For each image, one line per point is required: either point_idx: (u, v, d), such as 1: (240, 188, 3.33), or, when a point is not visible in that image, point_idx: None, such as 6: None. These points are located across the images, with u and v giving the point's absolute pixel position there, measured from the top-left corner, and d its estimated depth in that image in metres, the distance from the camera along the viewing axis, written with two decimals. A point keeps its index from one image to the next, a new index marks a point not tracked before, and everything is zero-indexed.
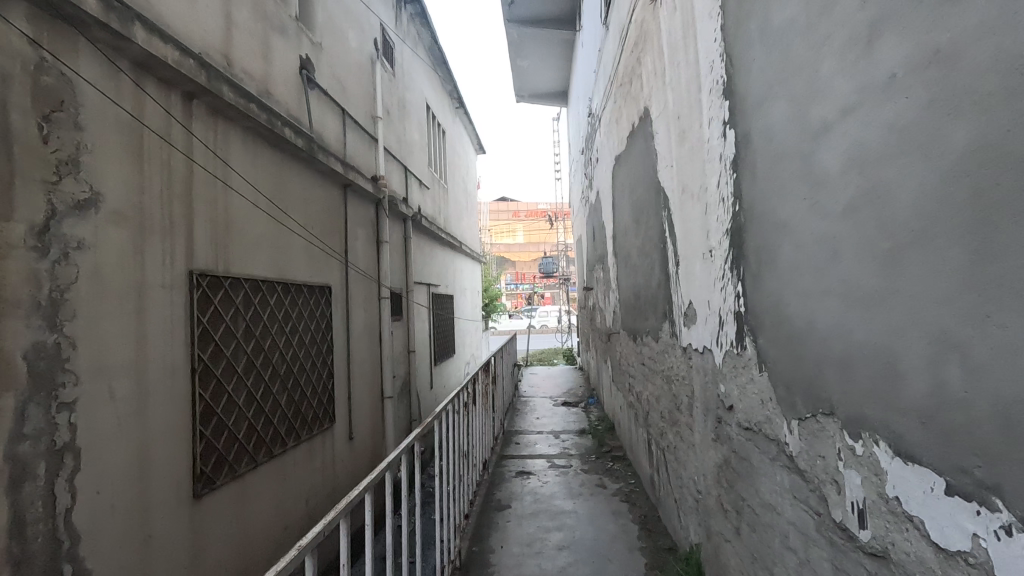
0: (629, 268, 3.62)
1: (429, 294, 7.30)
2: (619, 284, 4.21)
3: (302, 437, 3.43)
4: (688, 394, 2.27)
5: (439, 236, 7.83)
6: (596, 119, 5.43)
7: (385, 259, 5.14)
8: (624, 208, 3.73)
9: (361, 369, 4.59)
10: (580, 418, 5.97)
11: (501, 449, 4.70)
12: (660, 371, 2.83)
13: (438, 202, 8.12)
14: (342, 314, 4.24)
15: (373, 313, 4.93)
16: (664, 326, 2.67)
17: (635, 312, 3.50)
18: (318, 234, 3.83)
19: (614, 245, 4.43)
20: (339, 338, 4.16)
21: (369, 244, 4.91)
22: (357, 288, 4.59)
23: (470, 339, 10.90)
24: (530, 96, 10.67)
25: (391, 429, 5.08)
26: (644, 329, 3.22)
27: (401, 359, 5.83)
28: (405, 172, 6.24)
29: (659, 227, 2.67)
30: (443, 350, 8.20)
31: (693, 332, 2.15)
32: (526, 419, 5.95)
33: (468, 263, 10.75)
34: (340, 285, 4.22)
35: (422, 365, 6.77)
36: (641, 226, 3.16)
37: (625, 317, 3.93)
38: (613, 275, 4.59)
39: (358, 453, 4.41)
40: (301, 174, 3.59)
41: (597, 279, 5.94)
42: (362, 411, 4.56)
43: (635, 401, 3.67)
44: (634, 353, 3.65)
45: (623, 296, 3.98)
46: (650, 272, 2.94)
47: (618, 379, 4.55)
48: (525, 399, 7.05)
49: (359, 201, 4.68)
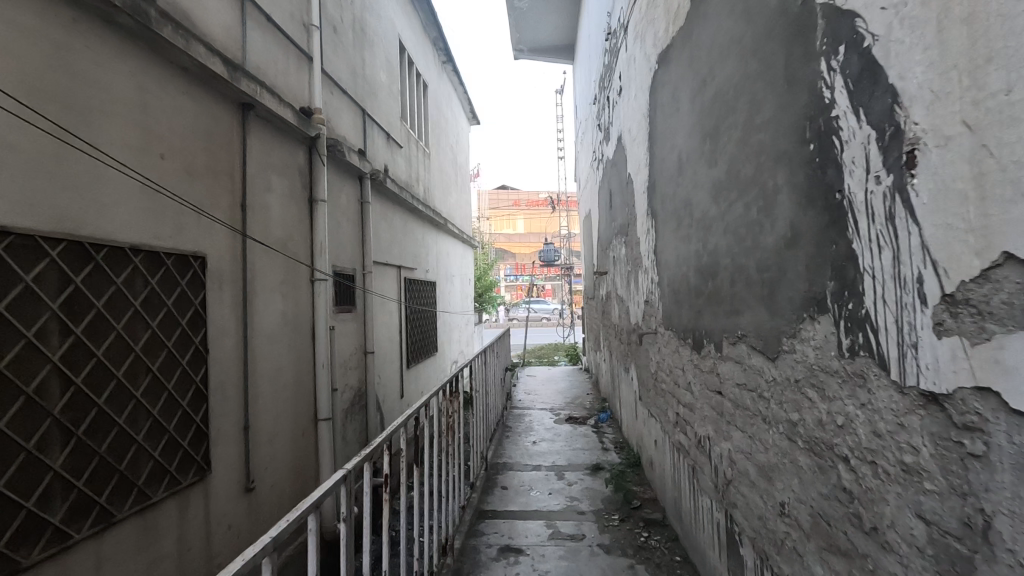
0: (690, 229, 2.15)
1: (398, 280, 5.82)
2: (661, 262, 2.75)
3: (122, 517, 1.97)
4: (956, 531, 0.81)
5: (414, 209, 6.34)
6: (618, 35, 3.95)
7: (319, 227, 3.67)
8: (680, 128, 2.25)
9: (274, 383, 3.14)
10: (591, 443, 4.51)
11: (478, 501, 3.24)
12: (784, 421, 1.38)
13: (413, 166, 6.62)
14: (235, 302, 2.78)
15: (299, 301, 3.48)
16: (813, 331, 1.21)
17: (702, 304, 2.05)
18: (178, 170, 2.37)
19: (651, 202, 2.96)
20: (227, 339, 2.71)
21: (293, 204, 3.44)
22: (269, 264, 3.13)
23: (457, 334, 9.42)
24: (529, 50, 9.13)
25: (328, 465, 3.63)
26: (729, 336, 1.76)
27: (353, 364, 4.38)
28: (361, 116, 4.75)
29: (802, 111, 1.21)
30: (420, 348, 6.72)
31: (1013, 358, 0.69)
32: (518, 446, 4.48)
33: (455, 246, 9.27)
34: (232, 258, 2.76)
35: (387, 368, 5.32)
36: (727, 139, 1.69)
37: (675, 312, 2.46)
38: (648, 249, 3.09)
39: (265, 510, 2.97)
40: (136, 65, 2.13)
41: (616, 260, 4.45)
42: (274, 446, 3.12)
43: (695, 448, 2.23)
44: (696, 369, 2.18)
45: (671, 279, 2.51)
46: (756, 222, 1.48)
47: (654, 401, 3.10)
48: (518, 414, 5.58)
49: (273, 138, 3.21)
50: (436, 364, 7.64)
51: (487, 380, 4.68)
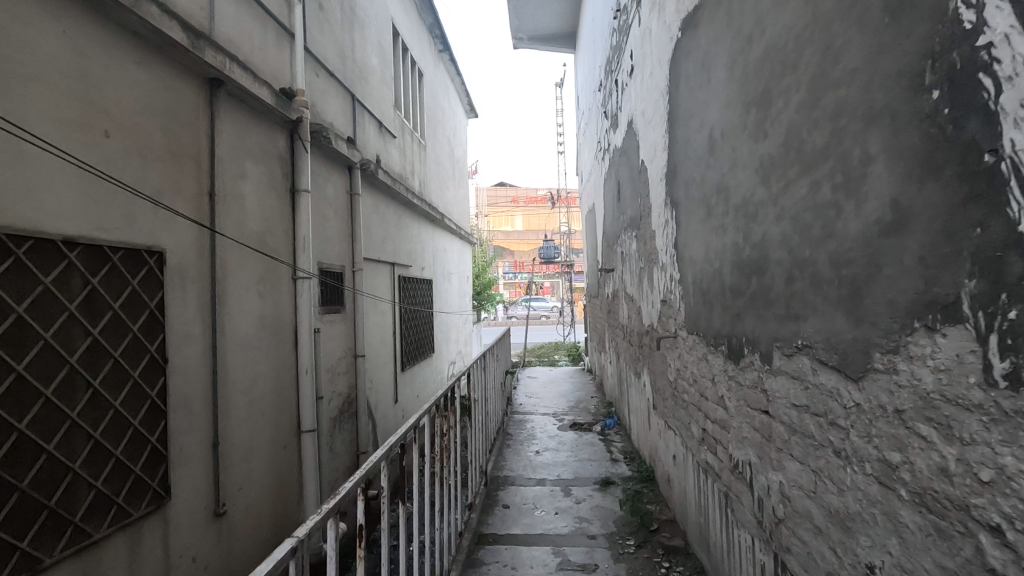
0: (726, 218, 1.84)
1: (391, 278, 5.49)
2: (683, 257, 2.44)
3: (52, 562, 1.66)
4: None
5: (409, 203, 6.02)
6: (628, 11, 3.62)
7: (302, 220, 3.34)
8: (712, 101, 1.93)
9: (249, 393, 2.83)
10: (598, 452, 4.20)
11: (477, 523, 2.93)
12: (873, 460, 1.07)
13: (408, 159, 6.30)
14: (203, 304, 2.46)
15: (279, 302, 3.16)
16: (932, 346, 0.89)
17: (741, 306, 1.73)
18: (130, 152, 2.05)
19: (670, 190, 2.64)
20: (193, 345, 2.39)
21: (271, 194, 3.12)
22: (244, 261, 2.82)
23: (454, 334, 9.09)
24: (529, 39, 8.80)
25: (312, 481, 3.32)
26: (782, 346, 1.45)
27: (341, 368, 4.06)
28: (351, 102, 4.42)
29: (916, 48, 0.90)
30: (416, 350, 6.40)
31: None
32: (520, 456, 4.17)
33: (452, 242, 8.94)
34: (198, 254, 2.44)
35: (379, 373, 5.00)
36: (782, 105, 1.38)
37: (703, 315, 2.15)
38: (666, 244, 2.78)
39: (241, 535, 2.67)
40: (71, 25, 1.81)
41: (625, 256, 4.14)
42: (249, 462, 2.81)
43: (730, 474, 1.92)
44: (731, 382, 1.87)
45: (698, 277, 2.20)
46: (831, 204, 1.17)
47: (673, 412, 2.79)
48: (519, 420, 5.27)
49: (248, 120, 2.89)
50: (432, 366, 7.32)
51: (485, 385, 4.37)
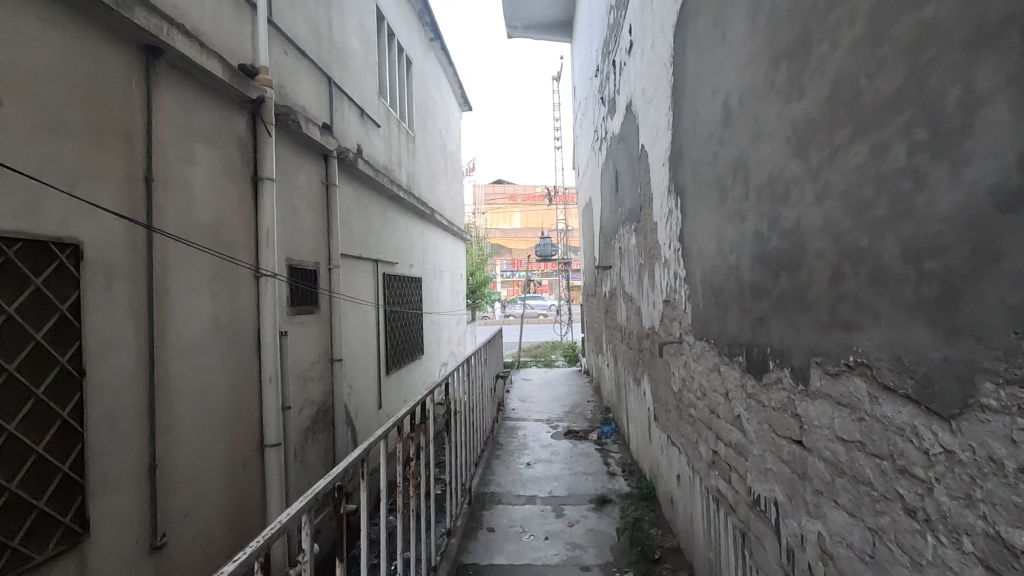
0: (746, 203, 1.52)
1: (375, 276, 5.17)
2: (690, 252, 2.12)
3: None
4: None
5: (394, 196, 5.70)
6: None
7: (266, 213, 3.02)
8: (727, 62, 1.61)
9: (199, 405, 2.51)
10: (594, 464, 3.88)
11: (457, 551, 2.61)
12: (975, 534, 0.75)
13: (394, 150, 5.97)
14: (138, 306, 2.14)
15: (238, 303, 2.84)
16: None
17: (765, 310, 1.42)
18: (32, 127, 1.72)
19: (674, 176, 2.32)
20: (125, 355, 2.07)
21: (229, 183, 2.80)
22: (193, 257, 2.50)
23: (446, 334, 8.77)
24: (524, 28, 8.47)
25: (277, 501, 3.01)
26: (825, 362, 1.13)
27: (314, 374, 3.74)
28: (327, 85, 4.10)
29: None
30: (404, 352, 6.08)
31: None
32: (510, 468, 3.85)
33: (444, 239, 8.61)
34: (132, 250, 2.12)
35: (361, 377, 4.68)
36: (827, 50, 1.06)
37: (715, 319, 1.83)
38: (669, 238, 2.46)
39: (186, 568, 2.35)
40: None
41: (624, 252, 3.82)
42: (200, 484, 2.49)
43: (750, 511, 1.60)
44: (751, 400, 1.56)
45: (709, 274, 1.88)
46: (907, 175, 0.85)
47: (678, 427, 2.47)
48: (511, 428, 4.96)
49: (199, 99, 2.57)
50: (422, 368, 7.00)
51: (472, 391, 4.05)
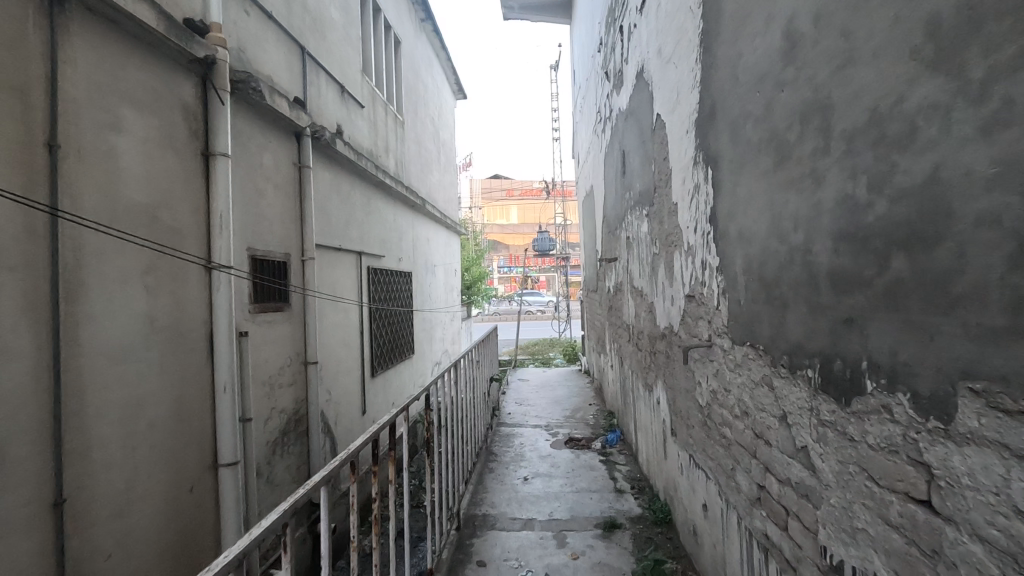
0: (822, 161, 1.11)
1: (358, 269, 4.74)
2: (726, 234, 1.70)
3: None
4: None
5: (381, 183, 5.27)
6: None
7: (220, 194, 2.60)
8: None
9: (130, 423, 2.09)
10: (599, 479, 3.48)
11: None
12: None
13: (380, 134, 5.53)
14: (39, 305, 1.72)
15: (184, 300, 2.42)
16: None
17: (857, 308, 1.01)
18: None
19: (702, 144, 1.90)
20: (17, 365, 1.65)
21: (172, 159, 2.38)
22: (122, 245, 2.08)
23: (439, 332, 8.34)
24: (521, 8, 8.02)
25: (234, 529, 2.60)
26: (992, 392, 0.72)
27: (283, 380, 3.33)
28: (301, 55, 3.66)
29: None
30: (392, 352, 5.66)
31: None
32: (504, 484, 3.44)
33: (436, 232, 8.18)
34: (28, 234, 1.70)
35: (341, 380, 4.25)
36: None
37: (767, 320, 1.42)
38: (694, 223, 2.05)
39: None
40: None
41: (633, 241, 3.40)
42: (130, 516, 2.07)
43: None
44: (826, 431, 1.15)
45: (756, 263, 1.47)
46: None
47: (704, 448, 2.06)
48: (506, 435, 4.54)
49: (129, 56, 2.15)
50: (413, 368, 6.58)
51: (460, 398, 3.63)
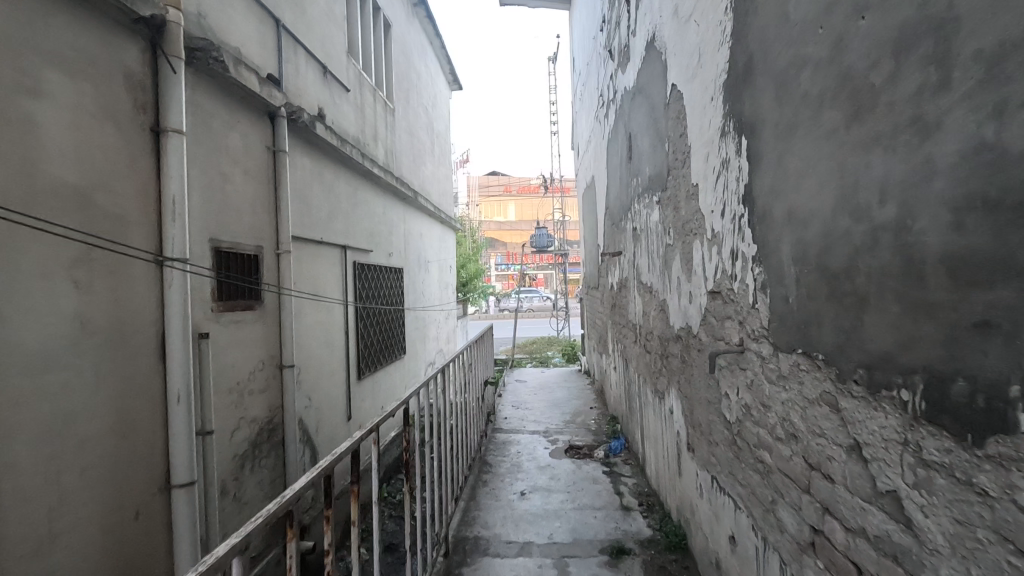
0: (939, 102, 0.79)
1: (342, 264, 4.41)
2: (769, 216, 1.39)
3: None
4: None
5: (368, 173, 4.94)
6: None
7: (173, 176, 2.28)
8: None
9: (52, 443, 1.77)
10: (603, 495, 3.16)
11: None
12: None
13: (368, 121, 5.19)
14: None
15: (126, 297, 2.09)
16: None
17: (1004, 310, 0.70)
18: None
19: (735, 110, 1.59)
20: None
21: (113, 135, 2.05)
22: (44, 233, 1.75)
23: (433, 331, 8.03)
24: None
25: (189, 558, 2.28)
26: None
27: (254, 386, 3.01)
28: (276, 29, 3.34)
29: None
30: (380, 352, 5.33)
31: None
32: (499, 501, 3.13)
33: (430, 227, 7.86)
34: None
35: (322, 385, 3.93)
36: None
37: (832, 322, 1.10)
38: (722, 205, 1.73)
39: None
40: None
41: (641, 233, 3.08)
42: (52, 553, 1.75)
43: None
44: (933, 477, 0.84)
45: (816, 250, 1.16)
46: None
47: (732, 471, 1.76)
48: (501, 443, 4.23)
49: (53, 10, 1.82)
50: (404, 370, 6.26)
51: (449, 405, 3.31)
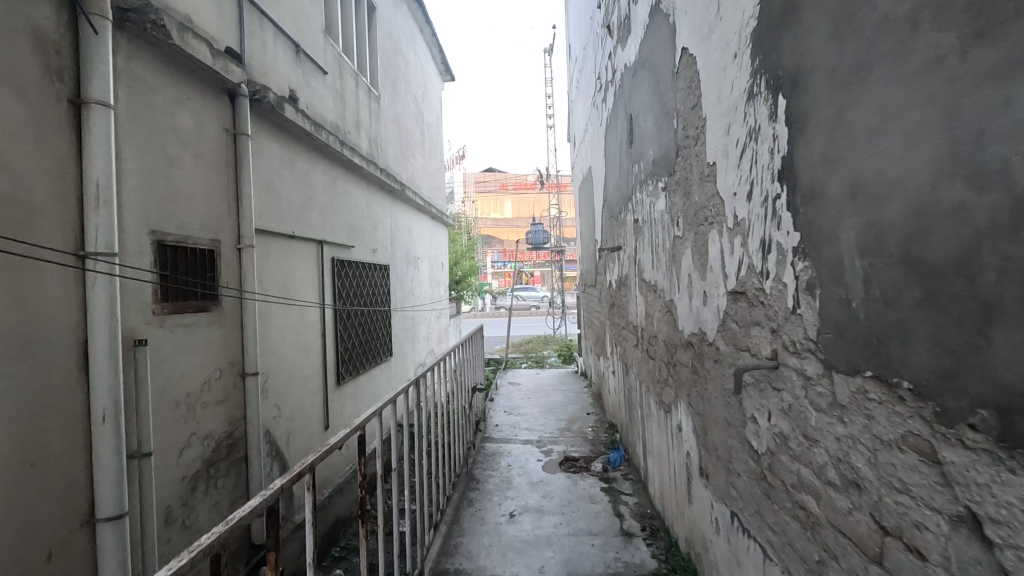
0: None
1: (318, 260, 4.07)
2: (822, 194, 1.06)
3: None
4: None
5: (349, 163, 4.61)
6: None
7: (97, 156, 1.95)
8: None
9: None
10: (601, 516, 2.85)
11: None
12: None
13: (350, 107, 4.86)
14: None
15: (35, 298, 1.76)
16: None
17: None
18: None
19: (769, 62, 1.26)
20: None
21: (16, 104, 1.72)
22: None
23: (424, 331, 7.71)
24: None
25: None
26: None
27: (210, 397, 2.68)
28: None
29: None
30: (363, 355, 5.00)
31: None
32: (485, 524, 2.81)
33: (419, 222, 7.53)
34: None
35: (294, 392, 3.60)
36: None
37: (928, 338, 0.78)
38: (749, 185, 1.40)
39: None
40: None
41: (644, 225, 2.75)
42: None
43: None
44: None
45: (899, 236, 0.83)
46: None
47: (760, 512, 1.44)
48: (490, 455, 3.90)
49: None
50: (391, 373, 5.94)
51: (429, 417, 2.99)
